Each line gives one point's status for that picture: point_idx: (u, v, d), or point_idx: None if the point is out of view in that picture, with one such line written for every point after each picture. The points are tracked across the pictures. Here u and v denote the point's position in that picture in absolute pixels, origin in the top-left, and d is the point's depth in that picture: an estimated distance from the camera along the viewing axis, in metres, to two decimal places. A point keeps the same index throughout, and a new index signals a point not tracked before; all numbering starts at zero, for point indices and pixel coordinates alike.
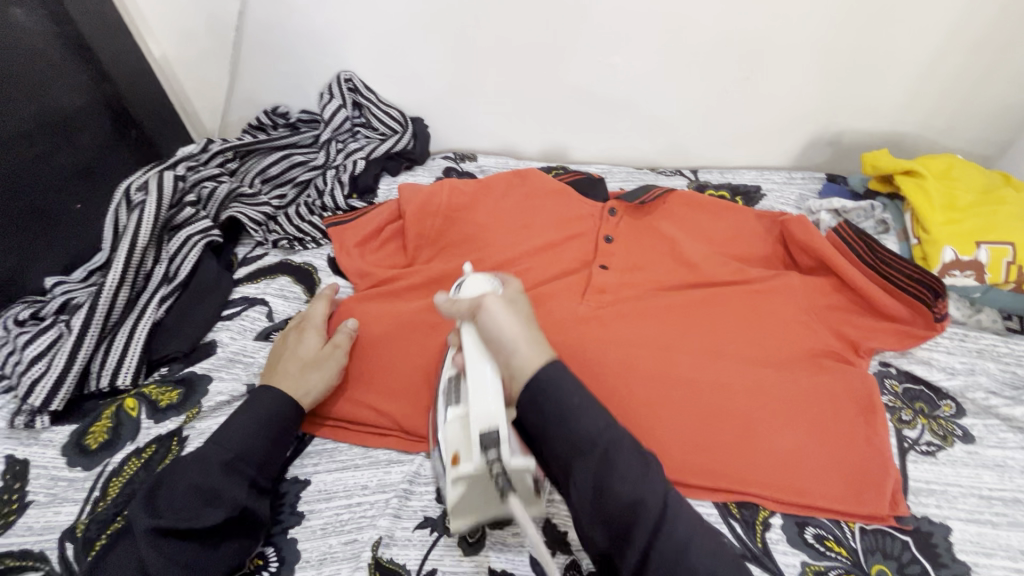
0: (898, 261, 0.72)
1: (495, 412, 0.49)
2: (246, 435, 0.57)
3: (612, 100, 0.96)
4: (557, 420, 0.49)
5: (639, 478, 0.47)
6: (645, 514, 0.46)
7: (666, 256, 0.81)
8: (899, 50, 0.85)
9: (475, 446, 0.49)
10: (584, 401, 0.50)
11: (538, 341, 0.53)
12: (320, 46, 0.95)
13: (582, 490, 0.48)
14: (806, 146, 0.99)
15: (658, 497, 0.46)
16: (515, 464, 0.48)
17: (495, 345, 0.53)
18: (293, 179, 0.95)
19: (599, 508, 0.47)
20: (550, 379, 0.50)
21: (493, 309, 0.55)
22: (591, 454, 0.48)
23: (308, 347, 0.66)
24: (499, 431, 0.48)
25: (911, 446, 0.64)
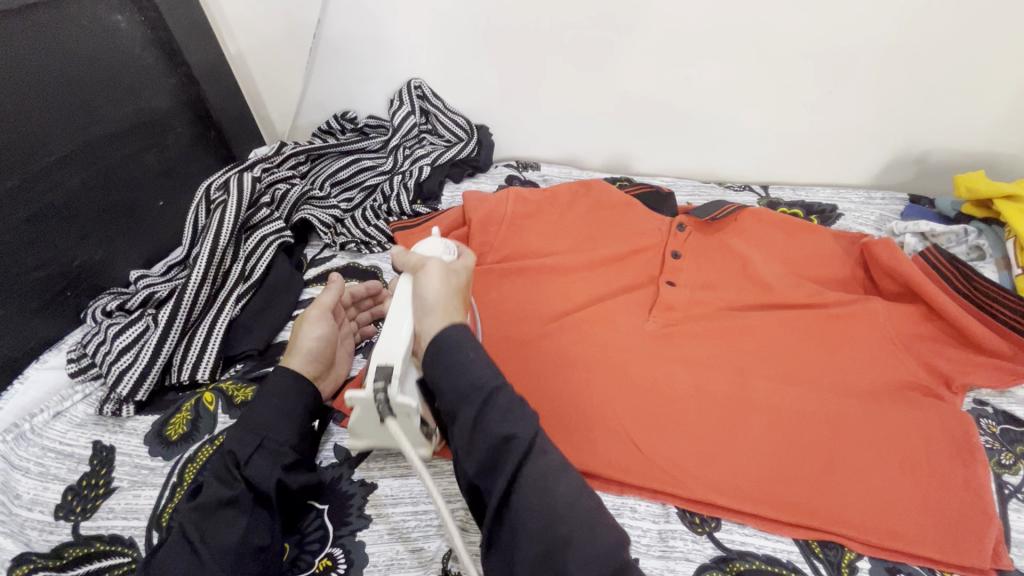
0: (1000, 291, 0.68)
1: (396, 353, 0.52)
2: (268, 416, 0.56)
3: (683, 112, 0.94)
4: (444, 373, 0.48)
5: (513, 415, 0.46)
6: (514, 449, 0.44)
7: (738, 275, 0.79)
8: (1002, 66, 0.80)
9: (370, 375, 0.51)
10: (478, 355, 0.48)
11: (454, 307, 0.53)
12: (393, 53, 0.97)
13: (461, 426, 0.46)
14: (888, 164, 0.94)
15: (528, 435, 0.45)
16: (399, 400, 0.50)
17: (419, 301, 0.53)
18: (361, 184, 0.95)
19: (471, 447, 0.45)
20: (452, 334, 0.49)
21: (430, 270, 0.55)
22: (475, 392, 0.46)
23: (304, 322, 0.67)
24: (393, 367, 0.51)
25: (1012, 493, 0.59)
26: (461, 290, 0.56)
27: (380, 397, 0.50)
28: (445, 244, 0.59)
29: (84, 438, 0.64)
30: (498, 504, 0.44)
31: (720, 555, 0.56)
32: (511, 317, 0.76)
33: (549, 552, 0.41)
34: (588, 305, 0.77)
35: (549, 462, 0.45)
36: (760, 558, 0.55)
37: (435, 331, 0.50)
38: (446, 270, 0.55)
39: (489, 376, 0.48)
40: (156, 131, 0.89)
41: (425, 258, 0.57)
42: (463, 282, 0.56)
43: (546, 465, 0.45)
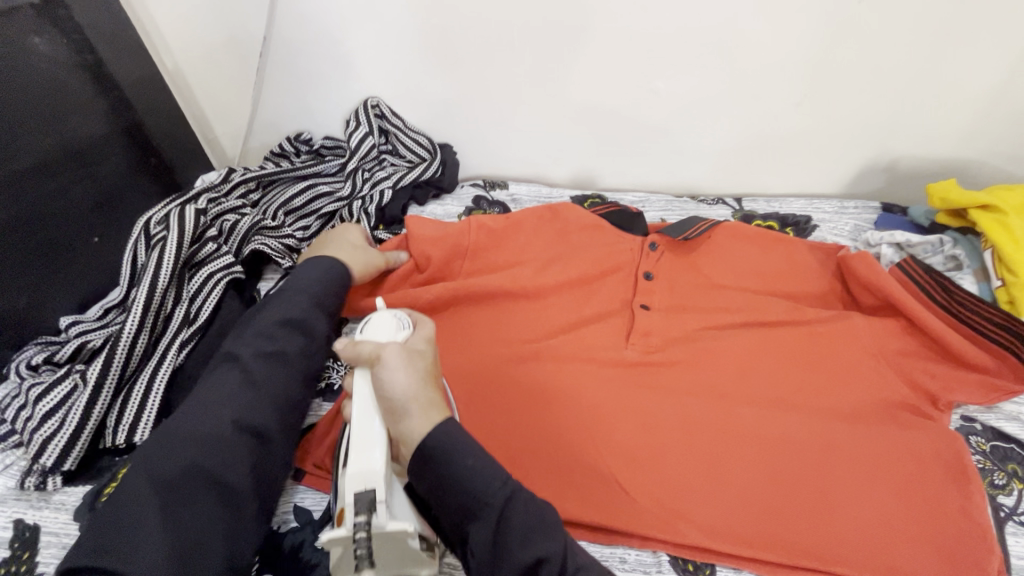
0: (977, 303, 0.67)
1: (376, 471, 0.46)
2: (312, 282, 0.66)
3: (652, 124, 0.91)
4: (449, 490, 0.46)
5: (536, 534, 0.44)
6: (548, 571, 0.43)
7: (714, 295, 0.76)
8: (966, 72, 0.79)
9: (348, 507, 0.45)
10: (480, 463, 0.46)
11: (432, 399, 0.49)
12: (347, 70, 0.92)
13: (480, 551, 0.44)
14: (859, 172, 0.94)
15: (558, 552, 0.44)
16: (390, 529, 0.45)
17: (387, 403, 0.49)
18: (318, 211, 0.89)
19: (496, 574, 0.43)
20: (449, 438, 0.47)
21: (389, 362, 0.50)
22: (486, 514, 0.45)
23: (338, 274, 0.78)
24: (376, 491, 0.46)
25: (1008, 516, 0.56)
26: (430, 374, 0.52)
27: (360, 539, 0.43)
28: (396, 320, 0.54)
29: (3, 517, 0.56)
30: None
31: None
32: (481, 353, 0.71)
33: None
34: (563, 334, 0.73)
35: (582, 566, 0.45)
36: None
37: (423, 438, 0.47)
38: (407, 354, 0.51)
39: (497, 484, 0.46)
40: (87, 161, 0.82)
41: (378, 346, 0.51)
42: (429, 359, 0.52)
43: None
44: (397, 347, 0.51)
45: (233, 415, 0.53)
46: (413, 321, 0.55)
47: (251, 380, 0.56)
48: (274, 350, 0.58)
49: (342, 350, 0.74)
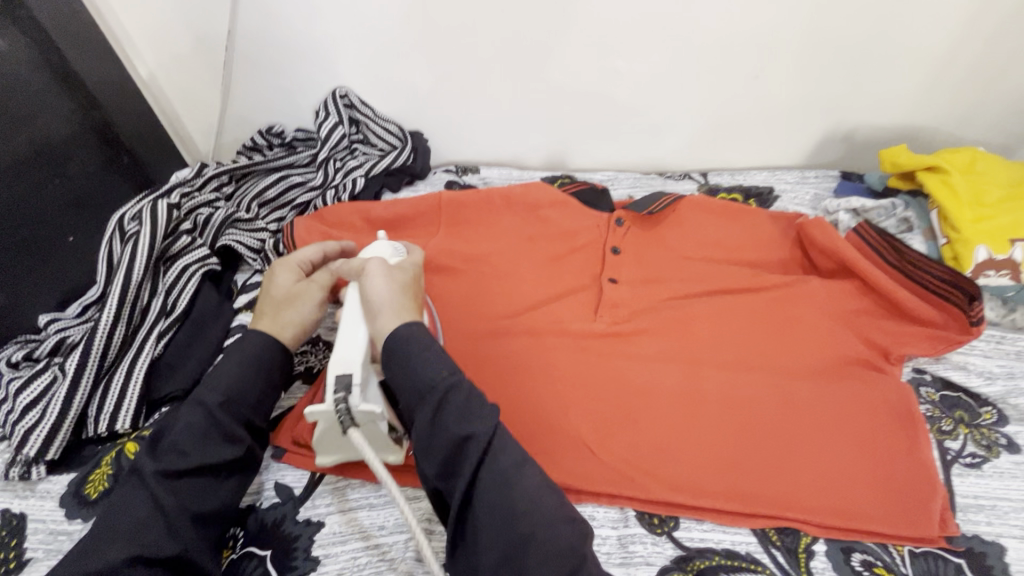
0: (927, 262, 0.69)
1: (354, 359, 0.54)
2: (236, 377, 0.56)
3: (617, 104, 0.93)
4: (401, 368, 0.51)
5: (471, 414, 0.47)
6: (474, 448, 0.46)
7: (679, 267, 0.79)
8: (915, 40, 0.82)
9: (329, 386, 0.53)
10: (432, 354, 0.51)
11: (404, 302, 0.56)
12: (313, 62, 0.92)
13: (421, 426, 0.48)
14: (819, 143, 0.96)
15: (486, 434, 0.46)
16: (362, 409, 0.52)
17: (368, 306, 0.56)
18: (292, 202, 0.91)
19: (430, 447, 0.47)
20: (414, 332, 0.52)
21: (372, 271, 0.58)
22: (431, 396, 0.48)
23: (282, 285, 0.63)
24: (352, 375, 0.53)
25: (954, 459, 0.60)
26: (406, 287, 0.59)
27: (340, 409, 0.51)
28: (391, 246, 0.63)
29: None
30: (461, 505, 0.45)
31: (681, 554, 0.55)
32: (457, 333, 0.73)
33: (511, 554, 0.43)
34: (534, 310, 0.75)
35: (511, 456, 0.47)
36: (720, 553, 0.55)
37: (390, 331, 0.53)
38: (389, 269, 0.58)
39: (444, 371, 0.50)
40: (57, 161, 0.83)
41: (366, 262, 0.59)
42: (409, 273, 0.60)
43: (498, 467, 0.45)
44: (379, 262, 0.59)
45: (132, 547, 0.46)
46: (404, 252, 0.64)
47: (174, 491, 0.50)
48: (196, 436, 0.52)
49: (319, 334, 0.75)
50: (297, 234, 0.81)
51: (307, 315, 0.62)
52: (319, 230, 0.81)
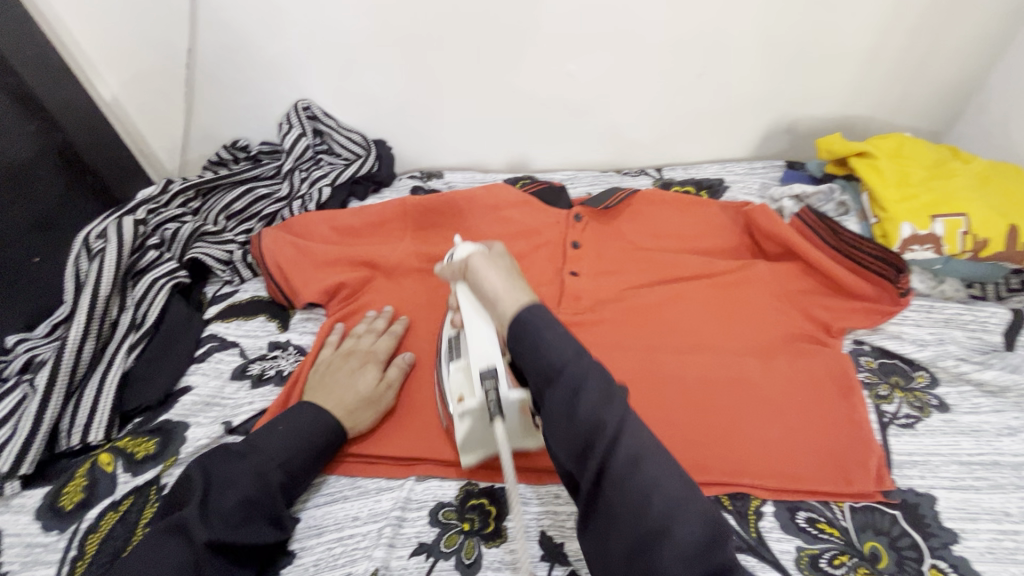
0: (864, 242, 0.72)
1: (494, 354, 0.56)
2: (290, 445, 0.58)
3: (571, 107, 0.97)
4: (570, 420, 0.45)
5: (603, 403, 0.45)
6: (604, 438, 0.43)
7: (636, 258, 0.82)
8: (843, 36, 0.87)
9: (476, 382, 0.56)
10: (598, 395, 0.45)
11: (521, 288, 0.55)
12: (276, 75, 0.94)
13: (553, 406, 0.46)
14: (764, 135, 1.02)
15: (617, 423, 0.44)
16: (511, 396, 0.54)
17: (484, 298, 0.57)
18: (258, 213, 0.92)
19: (564, 428, 0.45)
20: (580, 375, 0.46)
21: (475, 264, 0.59)
22: (610, 448, 0.43)
23: (365, 381, 0.65)
24: (496, 368, 0.55)
25: (890, 421, 0.64)
26: (512, 267, 0.59)
27: (490, 398, 0.54)
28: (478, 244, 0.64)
29: None
30: (592, 487, 0.44)
31: None
32: (425, 333, 0.75)
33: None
34: None
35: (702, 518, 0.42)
36: None
37: (514, 314, 0.52)
38: (489, 258, 0.59)
39: (566, 356, 0.47)
40: (20, 184, 0.85)
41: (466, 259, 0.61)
42: (510, 260, 0.60)
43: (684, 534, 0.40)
44: (480, 257, 0.60)
45: None
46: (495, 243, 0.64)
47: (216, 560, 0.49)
48: (247, 512, 0.53)
49: (289, 339, 0.77)
50: (266, 245, 0.82)
51: (375, 413, 0.65)
52: (288, 240, 0.82)
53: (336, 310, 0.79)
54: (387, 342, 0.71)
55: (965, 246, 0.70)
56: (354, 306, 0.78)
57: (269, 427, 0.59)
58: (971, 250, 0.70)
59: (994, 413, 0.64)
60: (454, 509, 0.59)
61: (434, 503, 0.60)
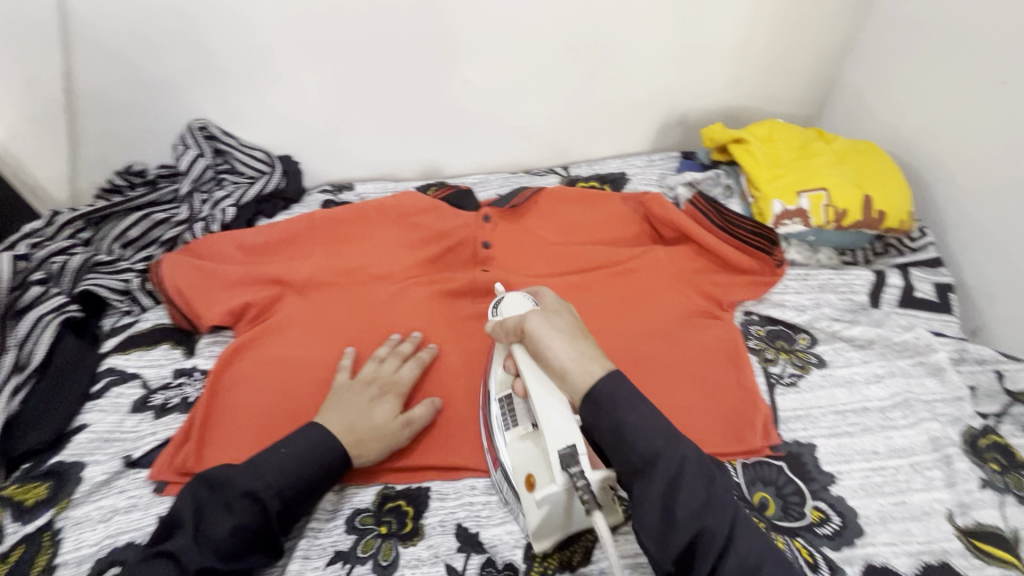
0: (740, 219, 0.79)
1: (572, 429, 0.53)
2: (283, 470, 0.55)
3: (473, 110, 0.99)
4: (616, 442, 0.47)
5: (705, 509, 0.44)
6: (709, 543, 0.43)
7: (543, 251, 0.85)
8: (717, 33, 0.95)
9: (557, 469, 0.52)
10: (642, 422, 0.47)
11: (592, 356, 0.52)
12: (167, 96, 0.91)
13: (649, 513, 0.45)
14: (660, 129, 1.08)
15: (723, 530, 0.43)
16: (596, 478, 0.52)
17: (551, 369, 0.53)
18: (158, 239, 0.89)
19: (665, 532, 0.44)
20: (676, 467, 0.45)
21: (535, 328, 0.55)
22: (659, 475, 0.45)
23: (381, 416, 0.63)
24: (576, 447, 0.53)
25: (777, 381, 0.70)
26: (572, 328, 0.55)
27: (580, 486, 0.50)
28: (527, 300, 0.61)
29: None
30: None
31: None
32: (336, 345, 0.74)
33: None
34: (413, 312, 0.78)
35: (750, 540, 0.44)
36: None
37: (589, 390, 0.49)
38: (546, 317, 0.57)
39: (656, 448, 0.46)
40: None
41: (521, 317, 0.58)
42: (568, 316, 0.57)
43: (733, 563, 0.43)
44: (539, 315, 0.57)
45: None
46: (546, 293, 0.62)
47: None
48: (240, 541, 0.51)
49: (196, 365, 0.75)
50: (165, 270, 0.79)
51: (386, 448, 0.62)
52: (190, 263, 0.79)
53: (243, 332, 0.77)
54: (410, 371, 0.68)
55: (829, 218, 0.78)
56: (260, 325, 0.76)
57: (268, 451, 0.57)
58: (834, 221, 0.78)
59: (863, 364, 0.71)
60: (371, 513, 0.60)
61: (350, 510, 0.60)
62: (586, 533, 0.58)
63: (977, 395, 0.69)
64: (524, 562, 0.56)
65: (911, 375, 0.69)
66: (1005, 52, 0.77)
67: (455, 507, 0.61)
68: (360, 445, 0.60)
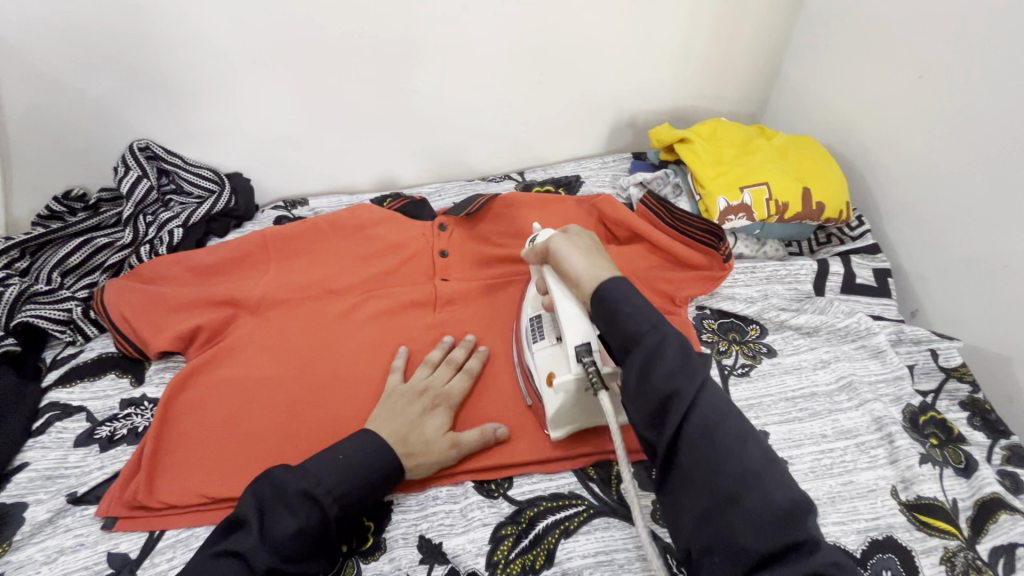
0: (689, 217, 0.80)
1: (587, 330, 0.60)
2: (340, 473, 0.54)
3: (424, 120, 0.99)
4: (610, 325, 0.52)
5: (678, 369, 0.47)
6: (678, 403, 0.46)
7: (499, 258, 0.85)
8: (659, 37, 0.97)
9: (572, 357, 0.59)
10: (633, 310, 0.52)
11: (602, 266, 0.59)
12: (103, 116, 0.88)
13: (626, 375, 0.49)
14: (611, 131, 1.10)
15: (693, 389, 0.46)
16: (604, 370, 0.59)
17: (568, 278, 0.61)
18: (102, 265, 0.86)
19: (639, 392, 0.47)
20: (657, 343, 0.49)
21: (558, 246, 0.63)
22: (640, 348, 0.49)
23: (432, 430, 0.63)
24: (590, 343, 0.59)
25: (730, 372, 0.72)
26: (591, 248, 0.63)
27: (591, 372, 0.57)
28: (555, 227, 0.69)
29: None
30: (666, 452, 0.46)
31: (514, 509, 0.61)
32: (291, 365, 0.73)
33: (726, 512, 0.42)
34: (375, 324, 0.78)
35: (721, 407, 0.47)
36: (547, 497, 0.62)
37: (595, 289, 0.56)
38: (570, 240, 0.64)
39: (645, 327, 0.50)
40: None
41: (546, 241, 0.66)
42: (589, 239, 0.65)
43: (701, 422, 0.45)
44: (561, 238, 0.64)
45: None
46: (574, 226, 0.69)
47: None
48: (303, 543, 0.51)
49: (145, 394, 0.73)
50: (110, 296, 0.77)
51: (436, 465, 0.62)
52: (137, 287, 0.77)
53: (193, 357, 0.74)
54: (461, 384, 0.68)
55: (771, 211, 0.81)
56: (213, 348, 0.74)
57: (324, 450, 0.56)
58: (776, 214, 0.81)
59: (810, 351, 0.74)
60: None
61: None
62: (548, 536, 0.59)
63: (915, 373, 0.73)
64: (486, 569, 0.56)
65: (855, 358, 0.72)
66: (921, 47, 0.81)
67: (418, 520, 0.61)
68: (410, 459, 0.60)
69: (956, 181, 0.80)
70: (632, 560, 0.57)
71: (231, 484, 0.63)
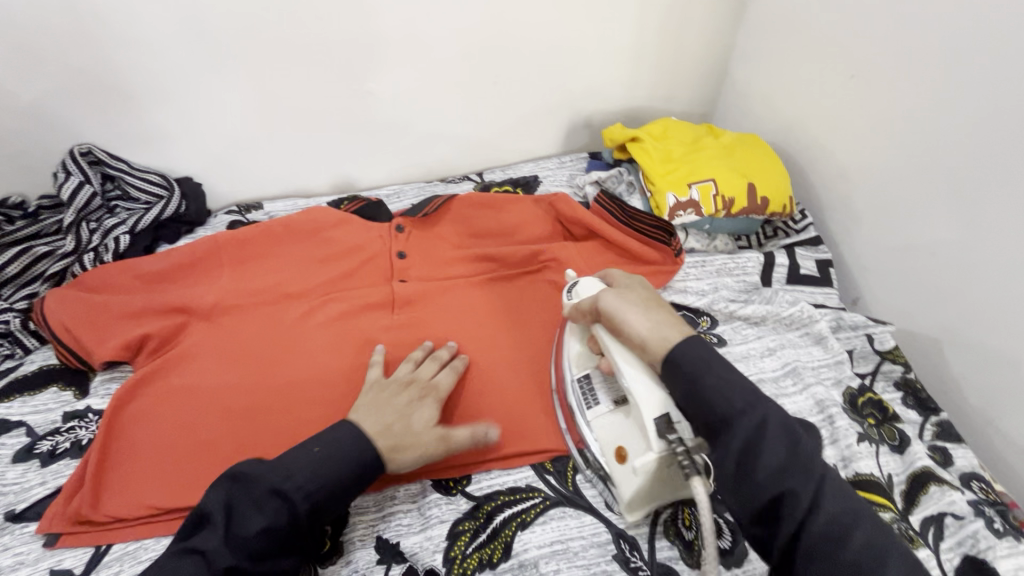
0: (642, 213, 0.83)
1: (661, 398, 0.56)
2: (313, 469, 0.53)
3: (381, 122, 0.99)
4: (695, 405, 0.49)
5: (791, 470, 0.45)
6: (792, 505, 0.44)
7: (456, 258, 0.85)
8: (611, 39, 1.00)
9: (653, 434, 0.54)
10: (719, 382, 0.49)
11: (666, 325, 0.56)
12: (38, 121, 0.84)
13: (721, 470, 0.47)
14: (568, 132, 1.12)
15: (808, 488, 0.44)
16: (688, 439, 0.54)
17: (629, 340, 0.57)
18: (43, 275, 0.83)
19: (738, 491, 0.46)
20: (754, 426, 0.46)
21: (609, 304, 0.60)
22: (734, 437, 0.46)
23: (419, 422, 0.61)
24: (669, 414, 0.55)
25: None
26: (644, 299, 0.60)
27: (682, 454, 0.51)
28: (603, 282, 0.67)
29: None
30: (784, 555, 0.44)
31: (472, 505, 0.62)
32: (243, 372, 0.71)
33: None
34: (331, 328, 0.77)
35: (834, 494, 0.45)
36: (504, 491, 0.63)
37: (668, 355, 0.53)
38: (620, 295, 0.61)
39: (738, 407, 0.47)
40: None
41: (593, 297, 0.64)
42: (642, 292, 0.62)
43: (821, 521, 0.43)
44: (610, 293, 0.62)
45: None
46: (615, 274, 0.68)
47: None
48: (268, 541, 0.50)
49: (89, 406, 0.70)
50: (49, 307, 0.74)
51: (421, 458, 0.60)
52: (78, 297, 0.74)
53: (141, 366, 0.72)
54: (448, 379, 0.68)
55: (718, 207, 0.84)
56: (160, 358, 0.72)
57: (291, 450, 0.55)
58: (723, 209, 0.84)
59: (758, 340, 0.77)
60: None
61: None
62: (505, 529, 0.60)
63: (854, 357, 0.77)
64: (443, 565, 0.57)
65: (799, 345, 0.76)
66: (853, 49, 0.86)
67: (375, 520, 0.61)
68: (393, 450, 0.58)
69: (885, 176, 0.84)
70: (587, 547, 0.58)
71: (179, 496, 0.62)
